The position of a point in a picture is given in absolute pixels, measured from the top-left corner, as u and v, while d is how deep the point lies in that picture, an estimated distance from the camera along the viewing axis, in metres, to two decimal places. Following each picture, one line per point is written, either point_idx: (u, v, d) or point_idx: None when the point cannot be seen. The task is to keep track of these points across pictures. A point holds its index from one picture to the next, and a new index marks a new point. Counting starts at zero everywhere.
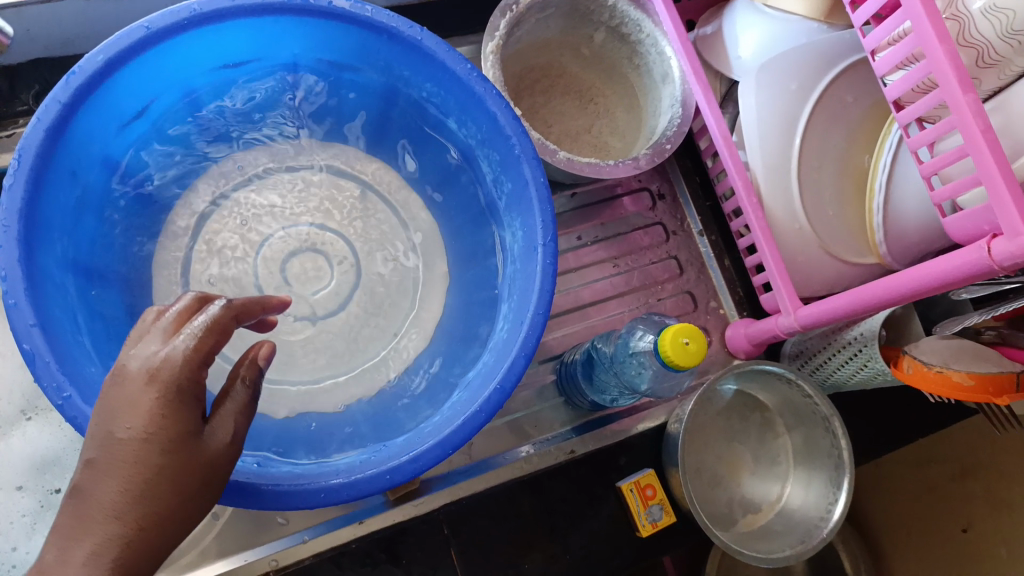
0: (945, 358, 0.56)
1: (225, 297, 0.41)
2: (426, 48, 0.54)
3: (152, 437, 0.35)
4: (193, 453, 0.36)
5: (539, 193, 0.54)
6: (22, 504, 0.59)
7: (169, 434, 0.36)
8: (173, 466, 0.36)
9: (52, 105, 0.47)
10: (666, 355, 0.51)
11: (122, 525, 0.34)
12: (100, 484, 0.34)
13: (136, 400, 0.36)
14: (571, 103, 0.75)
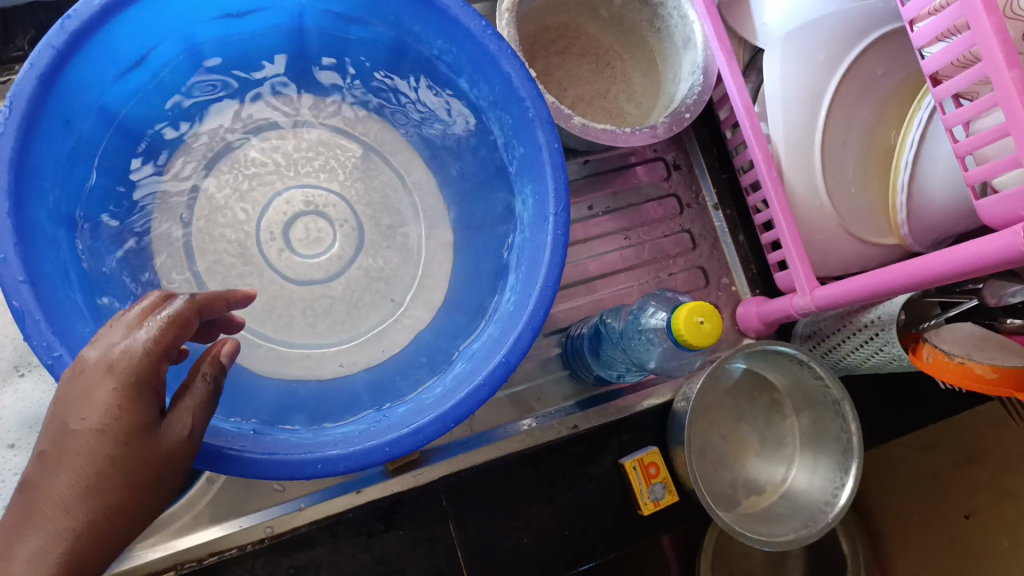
0: (963, 349, 0.55)
1: (188, 293, 0.40)
2: (439, 3, 0.51)
3: (105, 429, 0.34)
4: (150, 445, 0.35)
5: (553, 159, 0.52)
6: (15, 461, 0.57)
7: (124, 426, 0.34)
8: (126, 458, 0.34)
9: (45, 50, 0.44)
10: (678, 334, 0.50)
11: (71, 518, 0.33)
12: (53, 476, 0.33)
13: (90, 392, 0.34)
14: (586, 66, 0.71)
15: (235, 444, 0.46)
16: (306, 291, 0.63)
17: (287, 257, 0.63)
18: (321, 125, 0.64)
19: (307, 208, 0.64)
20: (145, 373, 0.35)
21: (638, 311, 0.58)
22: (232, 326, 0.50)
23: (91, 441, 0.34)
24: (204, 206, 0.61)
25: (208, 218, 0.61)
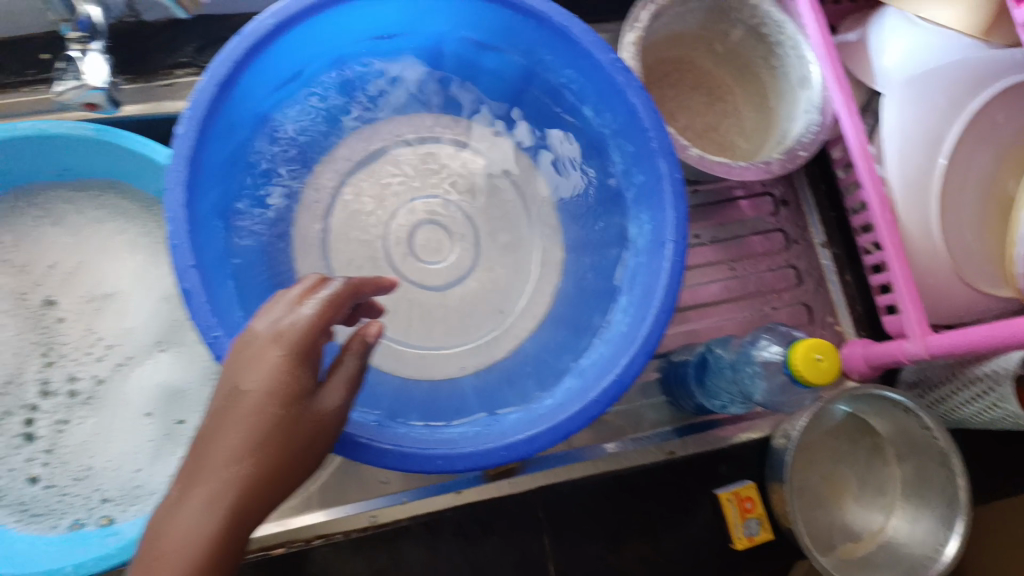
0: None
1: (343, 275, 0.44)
2: (572, 35, 0.54)
3: (274, 392, 0.37)
4: (304, 413, 0.38)
5: (673, 188, 0.53)
6: (149, 430, 0.62)
7: (288, 391, 0.37)
8: (288, 421, 0.37)
9: (225, 62, 0.49)
10: (795, 369, 0.51)
11: (241, 467, 0.35)
12: (224, 432, 0.36)
13: (261, 355, 0.38)
14: (698, 99, 0.72)
15: (363, 433, 0.49)
16: (421, 296, 0.66)
17: (410, 262, 0.67)
18: (444, 142, 0.68)
19: (428, 218, 0.68)
20: (309, 344, 0.39)
21: (750, 345, 0.59)
22: (373, 311, 0.53)
23: (258, 403, 0.36)
24: (341, 211, 0.66)
25: (343, 220, 0.66)
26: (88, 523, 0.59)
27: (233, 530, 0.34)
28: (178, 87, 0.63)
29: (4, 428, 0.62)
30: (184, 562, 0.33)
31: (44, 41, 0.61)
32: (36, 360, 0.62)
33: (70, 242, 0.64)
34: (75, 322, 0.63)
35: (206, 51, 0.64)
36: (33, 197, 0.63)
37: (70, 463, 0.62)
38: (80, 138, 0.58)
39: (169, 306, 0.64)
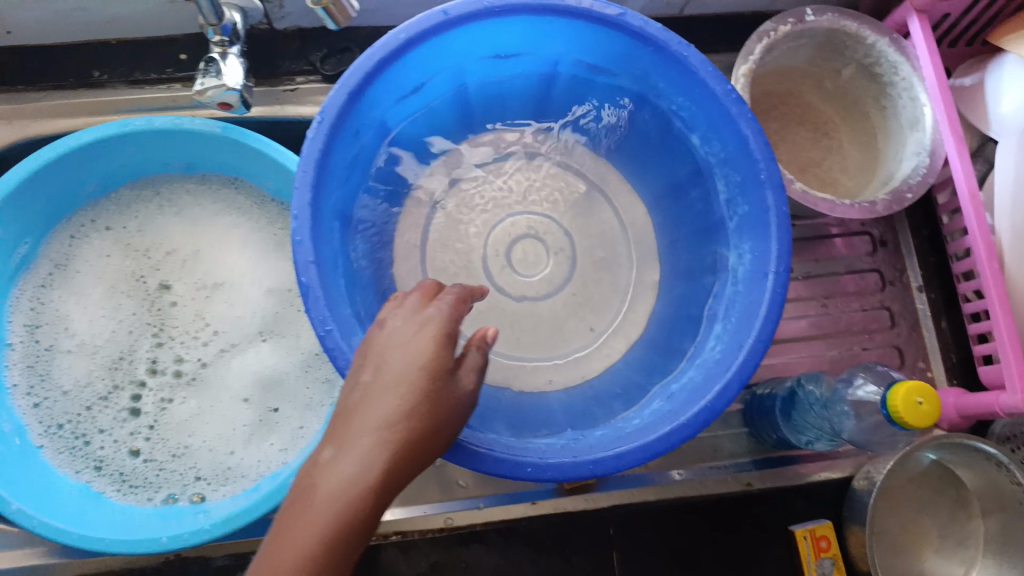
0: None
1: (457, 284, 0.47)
2: (689, 64, 0.55)
3: (426, 364, 0.39)
4: (447, 388, 0.39)
5: (780, 219, 0.53)
6: (245, 415, 0.65)
7: (435, 365, 0.39)
8: (436, 392, 0.38)
9: (357, 72, 0.52)
10: (896, 413, 0.50)
11: (393, 431, 0.36)
12: (380, 398, 0.37)
13: (407, 337, 0.40)
14: (805, 133, 0.72)
15: (459, 435, 0.50)
16: (514, 307, 0.68)
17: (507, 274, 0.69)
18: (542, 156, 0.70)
19: (525, 231, 0.70)
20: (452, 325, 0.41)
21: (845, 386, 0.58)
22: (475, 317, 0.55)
23: (411, 377, 0.38)
24: (440, 221, 0.68)
25: (445, 228, 0.68)
26: (181, 499, 0.63)
27: (388, 486, 0.35)
28: (299, 92, 0.67)
29: (115, 400, 0.66)
30: (342, 511, 0.34)
31: (185, 43, 0.66)
32: (148, 340, 0.67)
33: (187, 231, 0.69)
34: (186, 306, 0.67)
35: (328, 60, 0.67)
36: (159, 185, 0.68)
37: (170, 440, 0.65)
38: (207, 135, 0.63)
39: (272, 298, 0.67)
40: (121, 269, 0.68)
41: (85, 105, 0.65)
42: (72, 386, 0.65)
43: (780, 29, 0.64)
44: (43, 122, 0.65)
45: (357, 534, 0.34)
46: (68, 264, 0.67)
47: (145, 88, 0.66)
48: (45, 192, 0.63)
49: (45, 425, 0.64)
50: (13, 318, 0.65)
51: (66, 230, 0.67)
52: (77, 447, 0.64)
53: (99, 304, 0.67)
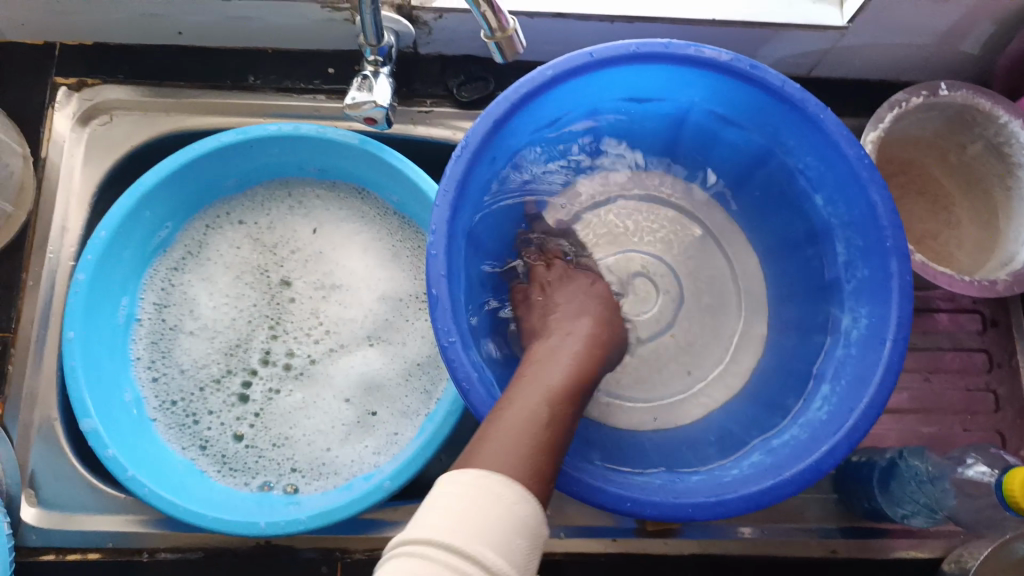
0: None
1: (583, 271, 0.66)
2: (824, 125, 0.56)
3: (600, 304, 0.62)
4: (612, 317, 0.61)
5: (902, 288, 0.54)
6: (345, 414, 0.68)
7: (607, 307, 0.61)
8: (606, 315, 0.60)
9: (504, 102, 0.55)
10: (1013, 496, 0.54)
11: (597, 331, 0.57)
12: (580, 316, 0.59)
13: (581, 295, 0.62)
14: (922, 206, 0.72)
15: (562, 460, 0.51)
16: None
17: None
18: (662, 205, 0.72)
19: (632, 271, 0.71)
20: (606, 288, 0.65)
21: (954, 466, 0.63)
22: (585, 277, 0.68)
23: (594, 309, 0.60)
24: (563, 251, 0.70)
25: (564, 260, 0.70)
26: (275, 488, 0.65)
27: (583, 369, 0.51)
28: (432, 114, 0.70)
29: (226, 385, 0.69)
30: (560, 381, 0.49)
31: (333, 57, 0.71)
32: (264, 332, 0.70)
33: (313, 232, 0.72)
34: (303, 304, 0.71)
35: (464, 86, 0.70)
36: (292, 187, 0.73)
37: (272, 429, 0.68)
38: (346, 146, 0.67)
39: (383, 306, 0.70)
40: (247, 261, 0.71)
41: (237, 107, 0.70)
42: (189, 366, 0.69)
43: (911, 101, 0.65)
44: (197, 118, 0.71)
45: (566, 399, 0.48)
46: (201, 252, 0.71)
47: (292, 96, 0.70)
48: (191, 183, 0.68)
49: (160, 400, 0.68)
50: (145, 296, 0.70)
51: (203, 219, 0.71)
52: (186, 425, 0.68)
53: (224, 290, 0.71)
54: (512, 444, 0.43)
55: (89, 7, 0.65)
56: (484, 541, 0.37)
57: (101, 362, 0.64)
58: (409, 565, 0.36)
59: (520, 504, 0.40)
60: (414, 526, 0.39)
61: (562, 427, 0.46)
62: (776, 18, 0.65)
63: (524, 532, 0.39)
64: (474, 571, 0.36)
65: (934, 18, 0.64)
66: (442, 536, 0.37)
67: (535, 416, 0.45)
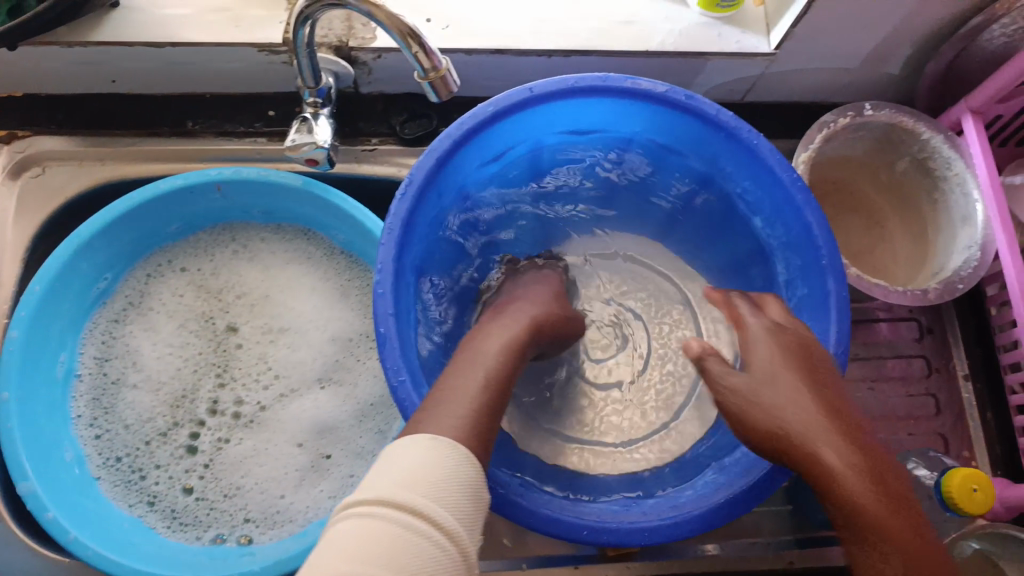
0: (789, 405, 0.48)
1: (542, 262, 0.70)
2: (758, 151, 0.57)
3: (550, 282, 0.65)
4: (561, 293, 0.64)
5: (840, 305, 0.55)
6: (297, 459, 0.66)
7: (555, 284, 0.65)
8: (555, 289, 0.64)
9: (447, 140, 0.56)
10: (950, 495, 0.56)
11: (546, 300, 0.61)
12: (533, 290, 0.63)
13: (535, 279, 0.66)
14: (857, 222, 0.75)
15: (509, 488, 0.51)
16: (566, 369, 0.70)
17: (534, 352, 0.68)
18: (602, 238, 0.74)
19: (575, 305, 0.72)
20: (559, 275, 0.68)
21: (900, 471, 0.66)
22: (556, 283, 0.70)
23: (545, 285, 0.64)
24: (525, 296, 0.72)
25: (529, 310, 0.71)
26: (228, 540, 0.64)
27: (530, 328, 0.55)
28: (377, 152, 0.70)
29: (174, 437, 0.67)
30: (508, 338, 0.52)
31: (273, 100, 0.70)
32: (212, 380, 0.69)
33: (258, 276, 0.71)
34: (251, 349, 0.70)
35: (407, 124, 0.71)
36: (237, 233, 0.72)
37: (222, 480, 0.66)
38: (290, 188, 0.66)
39: (334, 347, 0.69)
40: (192, 309, 0.70)
41: (177, 154, 0.70)
42: (134, 421, 0.67)
43: (839, 122, 0.68)
44: (137, 165, 0.70)
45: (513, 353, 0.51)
46: (143, 302, 0.70)
47: (233, 140, 0.70)
48: (130, 233, 0.67)
49: (103, 457, 0.66)
50: (85, 350, 0.68)
51: (144, 268, 0.70)
52: (133, 481, 0.66)
53: (167, 340, 0.69)
54: (449, 413, 0.43)
55: (19, 58, 0.64)
56: (436, 501, 0.37)
57: (40, 421, 0.62)
58: (364, 527, 0.34)
59: (464, 465, 0.40)
60: (362, 490, 0.37)
61: (506, 375, 0.49)
62: (705, 49, 0.67)
63: (470, 492, 0.39)
64: (426, 526, 0.35)
65: (854, 43, 0.67)
66: (396, 496, 0.36)
67: (485, 365, 0.48)
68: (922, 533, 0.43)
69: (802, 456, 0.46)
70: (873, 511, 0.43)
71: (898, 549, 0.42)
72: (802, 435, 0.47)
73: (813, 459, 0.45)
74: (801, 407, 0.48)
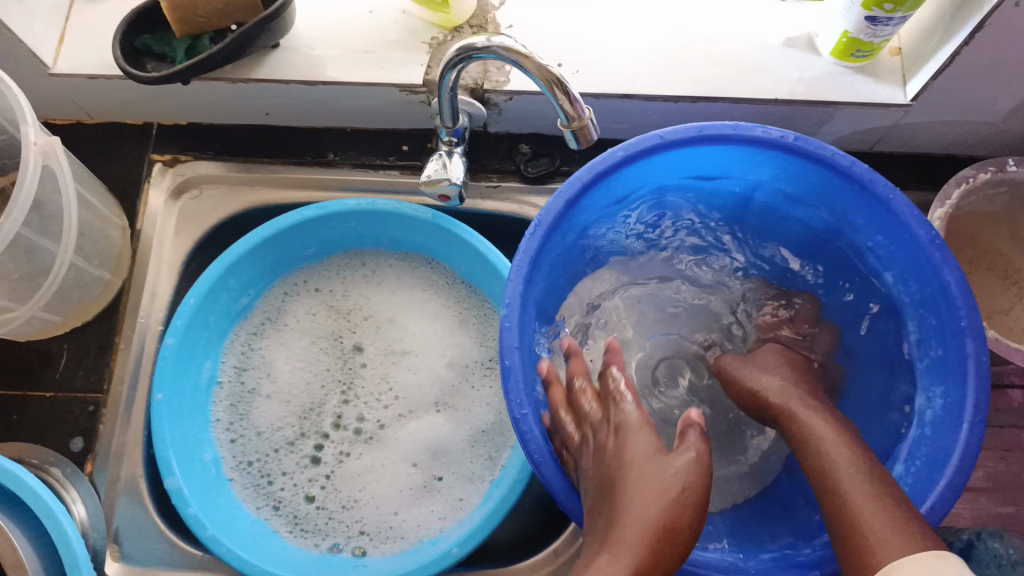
0: (784, 390, 0.58)
1: (624, 400, 0.57)
2: (894, 207, 0.56)
3: (623, 438, 0.53)
4: (648, 456, 0.51)
5: (979, 370, 0.53)
6: (412, 479, 0.70)
7: (640, 450, 0.52)
8: (638, 451, 0.52)
9: (576, 182, 0.57)
10: None
11: (646, 488, 0.49)
12: (625, 464, 0.51)
13: (625, 434, 0.54)
14: (993, 280, 0.70)
15: None
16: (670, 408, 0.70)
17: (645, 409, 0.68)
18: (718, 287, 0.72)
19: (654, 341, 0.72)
20: (641, 418, 0.55)
21: None
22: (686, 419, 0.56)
23: (635, 449, 0.52)
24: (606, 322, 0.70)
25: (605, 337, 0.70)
26: (344, 550, 0.67)
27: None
28: (499, 189, 0.74)
29: (300, 447, 0.72)
30: None
31: (406, 135, 0.75)
32: (337, 396, 0.73)
33: (384, 300, 0.76)
34: (374, 369, 0.74)
35: (530, 162, 0.74)
36: (366, 258, 0.76)
37: (342, 491, 0.70)
38: (419, 219, 0.70)
39: (451, 373, 0.73)
40: (322, 327, 0.75)
41: (317, 182, 0.75)
42: (265, 428, 0.72)
43: (979, 176, 0.69)
44: (281, 192, 0.76)
45: None
46: (279, 318, 0.75)
47: (370, 171, 0.75)
48: (272, 254, 0.72)
49: (237, 459, 0.71)
50: (226, 359, 0.73)
51: (281, 287, 0.76)
52: (261, 485, 0.71)
53: (299, 355, 0.74)
54: None
55: (188, 91, 0.71)
56: None
57: (184, 424, 0.68)
58: None
59: None
60: None
61: None
62: (837, 98, 0.67)
63: None
64: None
65: (998, 93, 0.65)
66: None
67: None
68: (877, 476, 0.48)
69: (792, 429, 0.55)
70: (838, 459, 0.50)
71: (851, 482, 0.48)
72: (795, 410, 0.56)
73: (802, 431, 0.54)
74: (797, 394, 0.58)
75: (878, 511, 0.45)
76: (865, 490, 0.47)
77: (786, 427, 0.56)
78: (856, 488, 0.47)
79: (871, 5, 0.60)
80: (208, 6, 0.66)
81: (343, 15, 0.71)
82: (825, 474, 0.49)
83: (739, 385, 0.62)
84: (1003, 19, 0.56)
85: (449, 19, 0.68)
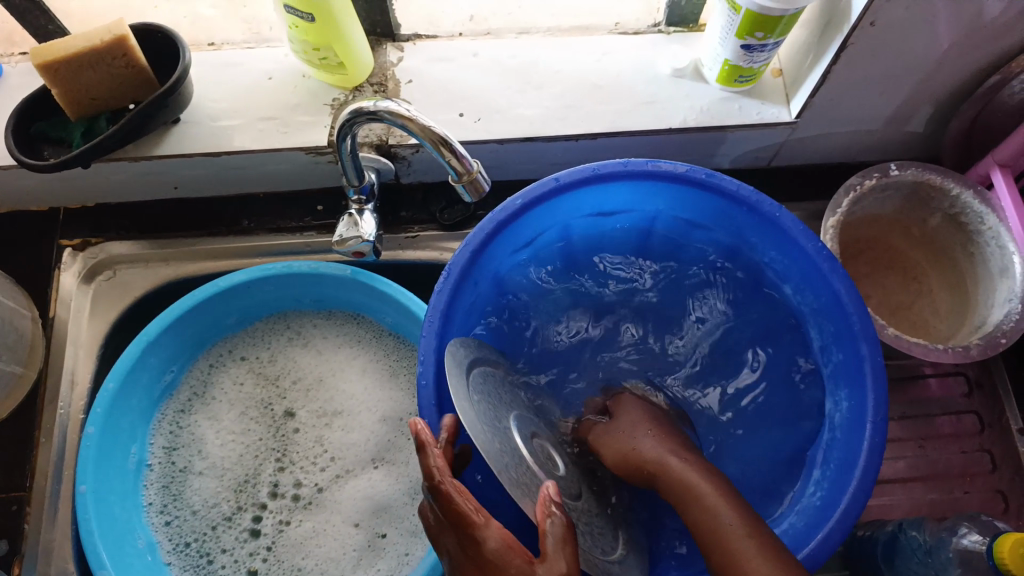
0: (663, 450, 0.57)
1: (461, 501, 0.43)
2: (782, 224, 0.59)
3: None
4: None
5: (875, 373, 0.55)
6: (355, 539, 0.69)
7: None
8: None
9: (480, 233, 0.58)
10: (1001, 558, 0.56)
11: None
12: None
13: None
14: (893, 278, 0.75)
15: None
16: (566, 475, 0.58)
17: (550, 465, 0.56)
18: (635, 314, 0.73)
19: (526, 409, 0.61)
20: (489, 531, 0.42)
21: (949, 536, 0.64)
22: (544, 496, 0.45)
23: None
24: (488, 374, 0.59)
25: (490, 385, 0.58)
26: None
27: None
28: (419, 239, 0.75)
29: (237, 521, 0.70)
30: None
31: (318, 195, 0.76)
32: (272, 464, 0.72)
33: (312, 361, 0.75)
34: (307, 433, 0.73)
35: (446, 210, 0.75)
36: (290, 321, 0.76)
37: (285, 561, 0.68)
38: (337, 277, 0.70)
39: (386, 427, 0.72)
40: (251, 396, 0.74)
41: (233, 251, 0.75)
42: (200, 506, 0.70)
43: (865, 184, 0.70)
44: (198, 264, 0.76)
45: None
46: (206, 392, 0.74)
47: (287, 234, 0.75)
48: (191, 329, 0.71)
49: (173, 542, 0.69)
50: (154, 440, 0.72)
51: (206, 359, 0.75)
52: (201, 565, 0.68)
53: (229, 427, 0.73)
54: None
55: (90, 174, 0.70)
56: None
57: (115, 511, 0.66)
58: None
59: None
60: None
61: None
62: (727, 122, 0.70)
63: None
64: None
65: (874, 103, 0.69)
66: None
67: None
68: (757, 532, 0.48)
69: (673, 489, 0.53)
70: (721, 518, 0.49)
71: (733, 539, 0.47)
72: (673, 467, 0.55)
73: (675, 492, 0.53)
74: (677, 453, 0.56)
75: (765, 569, 0.45)
76: (748, 544, 0.47)
77: (666, 484, 0.54)
78: (739, 544, 0.47)
79: (744, 34, 0.63)
80: (99, 88, 0.66)
81: (243, 85, 0.71)
82: (710, 533, 0.49)
83: (613, 443, 0.61)
84: (862, 38, 0.60)
85: (348, 78, 0.69)
